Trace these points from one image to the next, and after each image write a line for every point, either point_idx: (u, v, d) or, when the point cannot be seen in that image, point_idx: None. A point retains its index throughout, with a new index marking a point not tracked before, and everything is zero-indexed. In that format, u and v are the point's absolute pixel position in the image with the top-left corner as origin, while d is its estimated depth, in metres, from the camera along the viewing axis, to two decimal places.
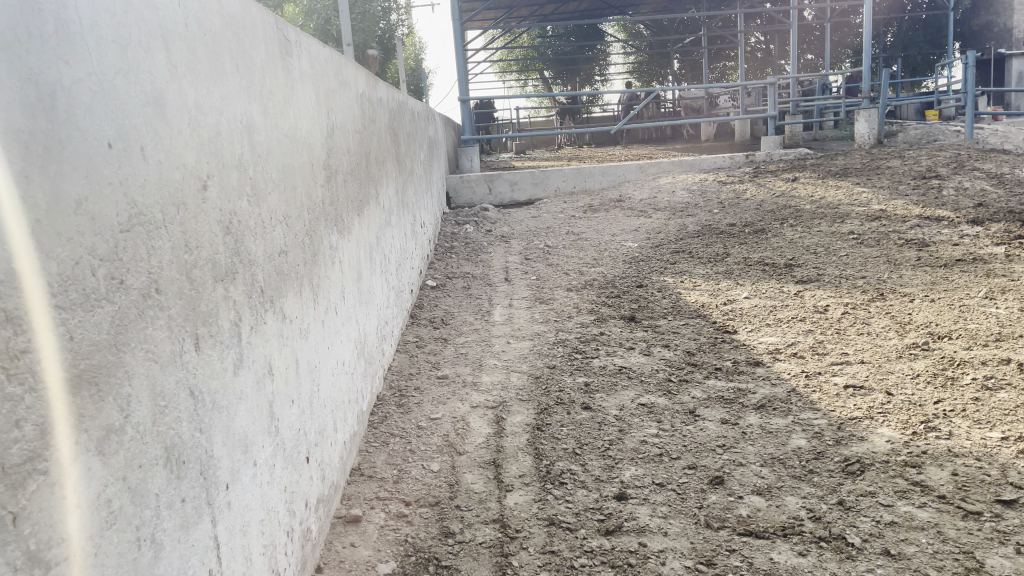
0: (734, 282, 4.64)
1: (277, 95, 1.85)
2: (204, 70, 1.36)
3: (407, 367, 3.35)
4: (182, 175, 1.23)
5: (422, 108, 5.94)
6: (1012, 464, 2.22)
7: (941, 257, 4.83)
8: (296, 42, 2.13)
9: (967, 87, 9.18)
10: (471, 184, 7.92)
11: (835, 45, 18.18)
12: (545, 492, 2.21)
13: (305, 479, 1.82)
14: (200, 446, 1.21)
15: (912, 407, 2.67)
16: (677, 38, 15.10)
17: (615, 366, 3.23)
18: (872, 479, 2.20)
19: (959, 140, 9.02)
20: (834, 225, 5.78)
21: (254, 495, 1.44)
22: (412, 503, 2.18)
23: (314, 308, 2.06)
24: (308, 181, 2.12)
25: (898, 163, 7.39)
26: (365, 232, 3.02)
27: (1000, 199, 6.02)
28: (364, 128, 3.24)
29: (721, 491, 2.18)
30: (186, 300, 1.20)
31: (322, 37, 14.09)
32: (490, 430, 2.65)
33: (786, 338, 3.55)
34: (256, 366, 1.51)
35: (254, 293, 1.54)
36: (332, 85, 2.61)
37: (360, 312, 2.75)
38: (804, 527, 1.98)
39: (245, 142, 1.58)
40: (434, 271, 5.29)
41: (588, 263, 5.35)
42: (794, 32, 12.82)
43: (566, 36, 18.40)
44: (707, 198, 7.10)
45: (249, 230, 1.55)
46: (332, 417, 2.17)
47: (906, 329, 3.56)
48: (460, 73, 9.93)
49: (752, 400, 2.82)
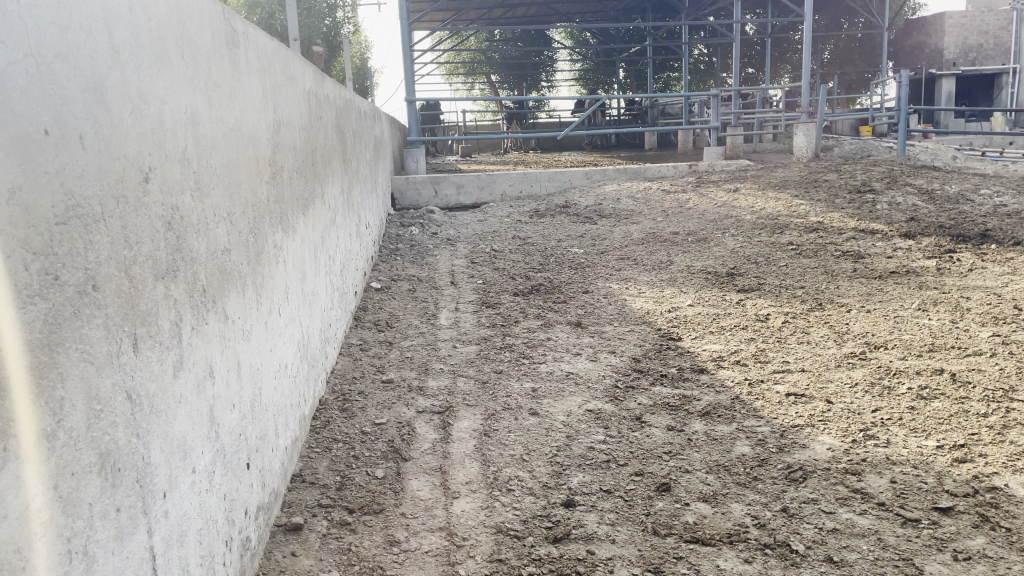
0: (677, 290, 4.69)
1: (223, 87, 1.79)
2: (148, 57, 1.30)
3: (351, 370, 3.28)
4: (123, 166, 1.17)
5: (368, 107, 5.86)
6: (948, 472, 2.28)
7: (876, 269, 4.97)
8: (243, 33, 2.06)
9: (901, 105, 9.50)
10: (416, 185, 7.84)
11: (775, 60, 18.62)
12: (492, 498, 2.18)
13: (245, 485, 1.76)
14: (137, 452, 1.14)
15: (851, 416, 2.73)
16: (623, 47, 15.27)
17: (562, 372, 3.23)
18: (814, 486, 2.23)
19: (892, 156, 9.33)
20: (774, 236, 5.90)
21: (192, 503, 1.38)
22: (355, 510, 2.13)
23: (257, 308, 1.99)
24: (253, 176, 2.06)
25: (835, 177, 7.60)
26: (309, 232, 2.94)
27: (931, 214, 6.23)
28: (311, 125, 3.17)
29: (668, 498, 2.18)
30: (124, 297, 1.14)
31: (266, 31, 13.80)
32: (436, 436, 2.61)
33: (729, 346, 3.60)
34: (197, 369, 1.45)
35: (195, 292, 1.47)
36: (279, 79, 2.54)
37: (303, 314, 2.68)
38: (750, 534, 2.00)
39: (189, 134, 1.51)
40: (379, 272, 5.22)
41: (535, 268, 5.35)
42: (736, 47, 13.10)
43: (513, 41, 18.44)
44: (651, 206, 7.18)
45: (192, 226, 1.48)
46: (273, 422, 2.10)
47: (843, 339, 3.64)
48: (407, 74, 9.84)
49: (697, 407, 2.85)
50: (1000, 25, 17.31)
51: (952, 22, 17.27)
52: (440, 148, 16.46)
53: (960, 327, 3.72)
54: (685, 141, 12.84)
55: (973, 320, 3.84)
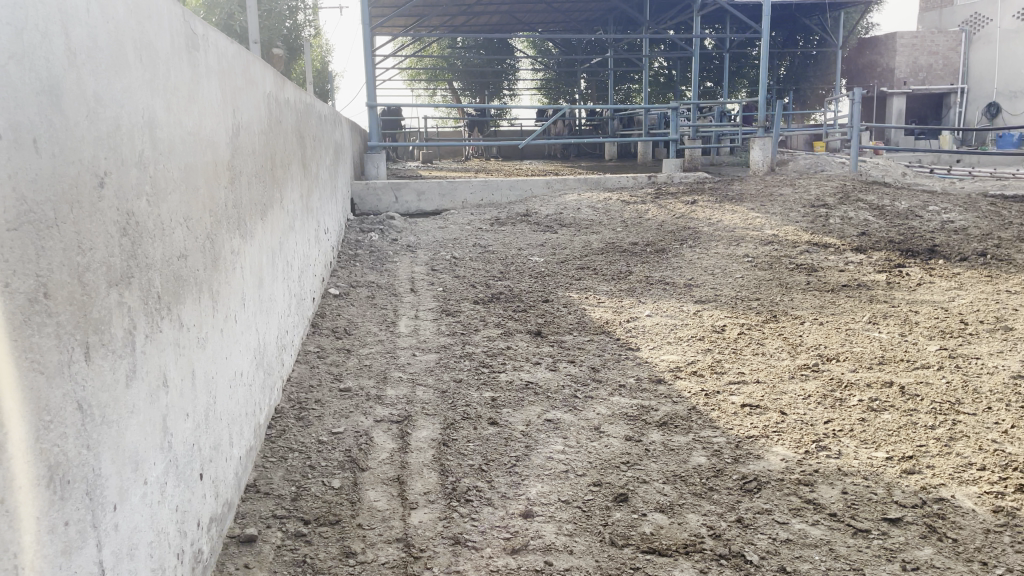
0: (636, 300, 4.73)
1: (181, 90, 1.76)
2: (106, 59, 1.27)
3: (308, 378, 3.24)
4: (78, 169, 1.14)
5: (329, 111, 5.80)
6: (897, 483, 2.34)
7: (829, 282, 5.07)
8: (203, 35, 2.03)
9: (854, 122, 9.72)
10: (377, 191, 7.80)
11: (733, 75, 18.93)
12: (451, 509, 2.17)
13: (198, 497, 1.72)
14: (87, 464, 1.11)
15: (804, 427, 2.78)
16: (585, 58, 15.39)
17: (521, 381, 3.23)
18: (768, 496, 2.26)
19: (845, 172, 9.54)
20: (731, 248, 5.99)
21: (143, 516, 1.35)
22: (311, 522, 2.10)
23: (213, 315, 1.96)
24: (211, 181, 2.02)
25: (790, 191, 7.75)
26: (267, 237, 2.90)
27: (882, 229, 6.39)
28: (270, 129, 3.13)
29: (625, 509, 2.20)
30: (76, 304, 1.11)
31: (225, 32, 13.59)
32: (394, 445, 2.59)
33: (686, 357, 3.64)
34: (150, 378, 1.42)
35: (150, 299, 1.44)
36: (239, 82, 2.50)
37: (260, 320, 2.64)
38: (705, 545, 2.02)
39: (147, 137, 1.48)
40: (338, 278, 5.17)
41: (495, 276, 5.36)
42: (696, 60, 13.29)
43: (475, 48, 18.47)
44: (611, 216, 7.24)
45: (147, 231, 1.45)
46: (228, 431, 2.06)
47: (797, 351, 3.71)
48: (369, 79, 9.78)
49: (654, 417, 2.87)
50: (949, 46, 17.81)
51: (903, 41, 17.54)
52: (401, 154, 16.39)
53: (909, 340, 3.82)
54: (644, 152, 12.97)
55: (921, 333, 3.94)
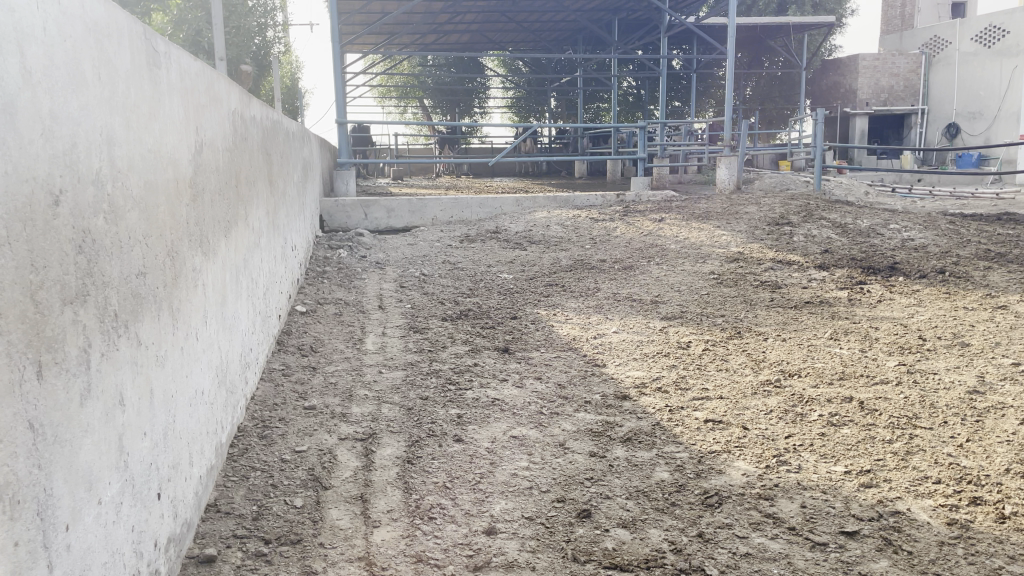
0: (603, 317, 4.76)
1: (142, 107, 1.76)
2: (63, 78, 1.27)
3: (272, 397, 3.22)
4: (31, 188, 1.13)
5: (297, 127, 5.79)
6: (854, 497, 2.38)
7: (792, 299, 5.16)
8: (165, 53, 2.03)
9: (817, 141, 9.90)
10: (346, 208, 7.79)
11: (700, 95, 19.22)
12: (414, 527, 2.17)
13: (155, 517, 1.70)
14: (39, 484, 1.10)
15: (765, 442, 2.82)
16: (556, 77, 15.52)
17: (487, 398, 3.23)
18: (729, 511, 2.29)
19: (809, 190, 9.71)
20: (697, 265, 6.06)
21: (97, 536, 1.33)
22: (272, 541, 2.08)
23: (173, 333, 1.94)
24: (172, 199, 2.01)
25: (755, 209, 7.86)
26: (231, 254, 2.89)
27: (844, 247, 6.51)
28: (235, 146, 3.12)
29: (588, 525, 2.21)
30: (28, 322, 1.10)
31: (191, 48, 13.49)
32: (358, 463, 2.58)
33: (651, 373, 3.67)
34: (106, 396, 1.40)
35: (106, 317, 1.43)
36: (202, 100, 2.50)
37: (223, 337, 2.63)
38: (667, 560, 2.03)
39: (105, 155, 1.48)
40: (305, 295, 5.15)
41: (463, 293, 5.37)
42: (664, 80, 13.47)
43: (446, 66, 18.55)
44: (580, 233, 7.29)
45: (104, 249, 1.44)
46: (187, 450, 2.05)
47: (760, 366, 3.77)
48: (338, 97, 9.78)
49: (619, 433, 2.89)
50: (909, 68, 18.21)
51: (866, 63, 17.92)
52: (371, 171, 16.37)
53: (869, 356, 3.89)
54: (614, 170, 13.09)
55: (881, 349, 4.02)
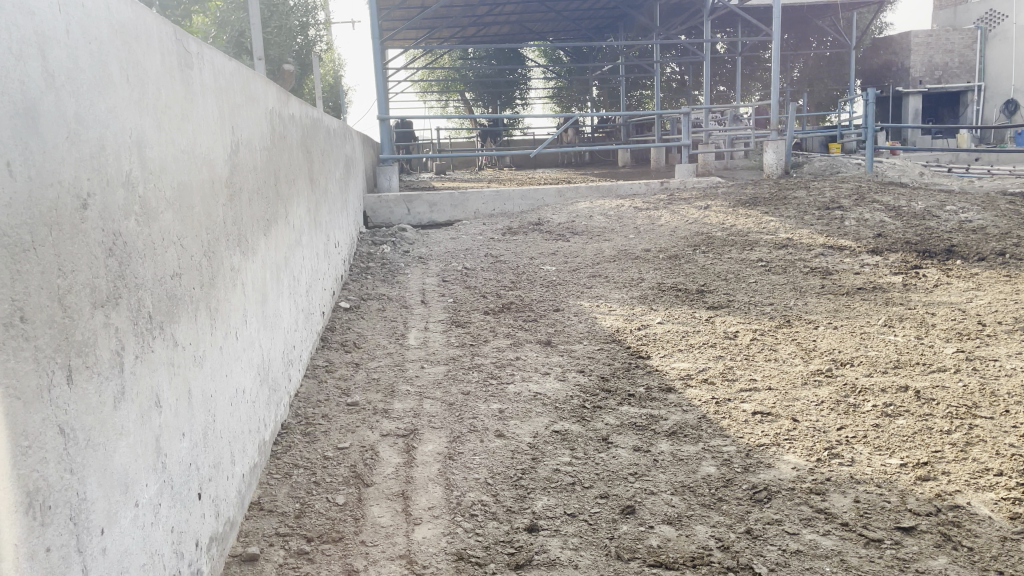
0: (648, 308, 4.69)
1: (174, 109, 1.76)
2: (88, 80, 1.26)
3: (316, 393, 3.24)
4: (57, 192, 1.13)
5: (338, 125, 5.81)
6: (910, 491, 2.29)
7: (844, 285, 5.01)
8: (197, 54, 2.03)
9: (869, 122, 9.61)
10: (389, 204, 7.82)
11: (746, 78, 18.84)
12: (455, 524, 2.15)
13: (196, 516, 1.71)
14: (70, 489, 1.10)
15: (816, 434, 2.73)
16: (597, 65, 15.38)
17: (529, 392, 3.20)
18: (778, 506, 2.22)
19: (860, 173, 9.44)
20: (744, 253, 5.93)
21: (135, 538, 1.33)
22: (313, 539, 2.08)
23: (211, 333, 1.95)
24: (208, 198, 2.02)
25: (804, 194, 7.67)
26: (271, 252, 2.90)
27: (898, 230, 6.31)
28: (273, 145, 3.13)
29: (632, 521, 2.16)
30: (57, 327, 1.10)
31: (235, 49, 13.68)
32: (400, 460, 2.57)
33: (697, 364, 3.60)
34: (141, 399, 1.41)
35: (139, 319, 1.44)
36: (238, 99, 2.51)
37: (264, 337, 2.64)
38: (713, 557, 1.98)
39: (136, 157, 1.48)
40: (349, 291, 5.18)
41: (506, 286, 5.34)
42: (709, 64, 13.22)
43: (487, 59, 18.52)
44: (624, 223, 7.20)
45: (136, 251, 1.45)
46: (229, 449, 2.05)
47: (811, 356, 3.66)
48: (380, 93, 9.81)
49: (663, 426, 2.83)
50: (964, 44, 17.65)
51: (918, 40, 17.40)
52: (414, 166, 16.43)
53: (925, 343, 3.75)
54: (658, 158, 12.92)
55: (938, 336, 3.87)
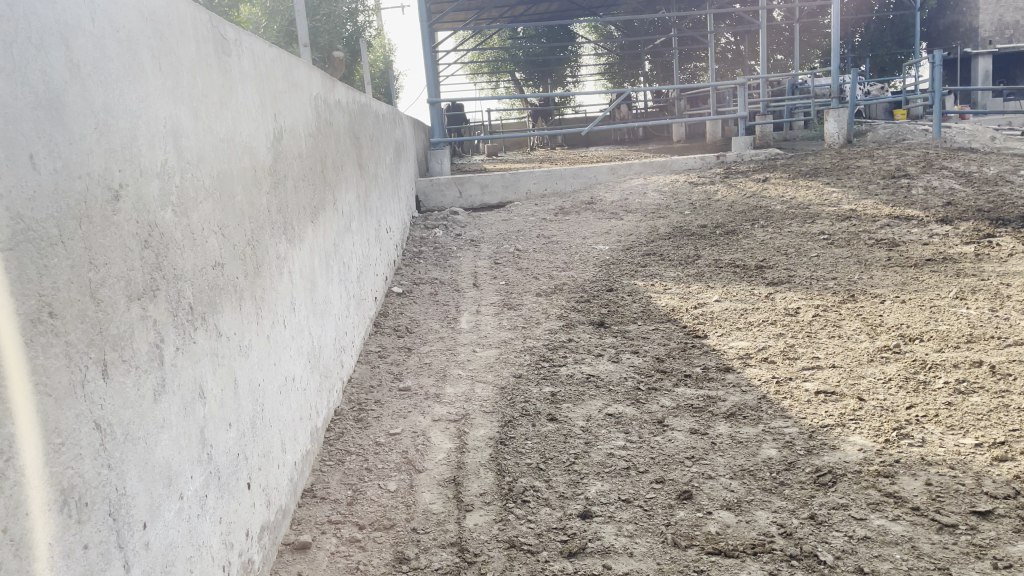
0: (705, 285, 4.57)
1: (212, 96, 1.74)
2: (117, 69, 1.24)
3: (368, 378, 3.24)
4: (85, 185, 1.12)
5: (388, 110, 5.81)
6: (987, 472, 2.16)
7: (911, 257, 4.79)
8: (235, 40, 2.02)
9: (936, 85, 9.18)
10: (441, 187, 7.79)
11: (804, 46, 18.29)
12: (506, 511, 2.11)
13: (245, 506, 1.71)
14: (109, 485, 1.09)
15: (884, 414, 2.61)
16: (648, 38, 15.09)
17: (583, 374, 3.15)
18: (845, 490, 2.12)
19: (927, 139, 9.04)
20: (805, 226, 5.73)
21: (181, 532, 1.33)
22: (365, 526, 2.07)
23: (257, 321, 1.94)
24: (250, 186, 2.01)
25: (867, 163, 7.38)
26: (320, 239, 2.90)
27: (969, 197, 6.02)
28: (319, 131, 3.13)
29: (690, 507, 2.09)
30: (89, 322, 1.08)
31: (285, 39, 13.89)
32: (451, 445, 2.54)
33: (757, 343, 3.48)
34: (183, 392, 1.39)
35: (180, 310, 1.43)
36: (280, 85, 2.50)
37: (314, 324, 2.64)
38: (775, 545, 1.90)
39: (171, 146, 1.47)
40: (402, 276, 5.18)
41: (558, 267, 5.27)
42: (762, 32, 12.70)
43: (537, 37, 18.36)
44: (679, 199, 7.04)
45: (175, 242, 1.43)
46: (279, 437, 2.05)
47: (877, 331, 3.51)
48: (430, 77, 9.77)
49: (721, 408, 2.75)
50: None
51: None
52: (466, 149, 16.40)
53: (1000, 316, 3.56)
54: (713, 131, 12.62)
55: (1013, 307, 3.67)
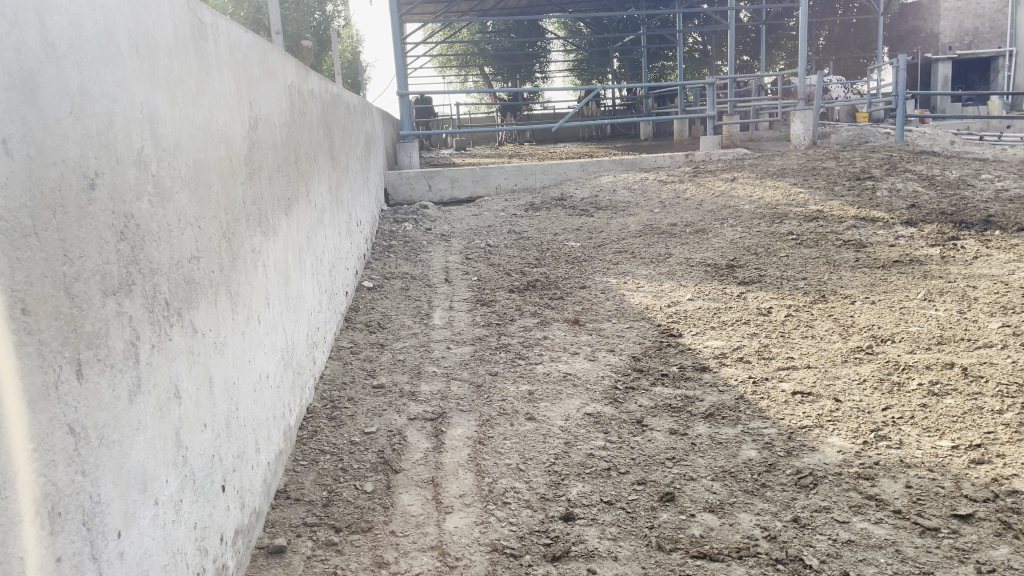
0: (677, 284, 4.57)
1: (188, 82, 1.66)
2: (92, 50, 1.17)
3: (341, 375, 3.17)
4: (60, 172, 1.04)
5: (358, 101, 5.71)
6: (965, 475, 2.17)
7: (879, 258, 4.85)
8: (211, 24, 1.93)
9: (900, 90, 9.32)
10: (410, 180, 7.70)
11: (771, 48, 18.51)
12: (487, 513, 2.07)
13: (220, 509, 1.64)
14: (82, 493, 1.03)
15: (861, 415, 2.62)
16: (618, 35, 15.12)
17: (559, 372, 3.12)
18: (826, 493, 2.12)
19: (891, 142, 9.18)
20: (774, 226, 5.77)
21: (155, 540, 1.26)
22: (342, 529, 2.01)
23: (233, 317, 1.87)
24: (226, 176, 1.93)
25: (834, 164, 7.46)
26: (293, 232, 2.82)
27: (932, 200, 6.12)
28: (293, 121, 3.04)
29: (673, 510, 2.07)
30: (63, 318, 1.02)
31: (252, 26, 13.67)
32: (428, 445, 2.49)
33: (732, 342, 3.48)
34: (158, 392, 1.32)
35: (155, 306, 1.35)
36: (255, 73, 2.41)
37: (287, 319, 2.57)
38: (760, 548, 1.88)
39: (147, 134, 1.39)
40: (372, 270, 5.10)
41: (530, 263, 5.24)
42: (731, 33, 12.65)
43: (506, 32, 18.30)
44: (649, 197, 7.05)
45: (151, 235, 1.36)
46: (253, 437, 1.98)
47: (849, 332, 3.53)
48: (400, 69, 9.66)
49: (700, 408, 2.73)
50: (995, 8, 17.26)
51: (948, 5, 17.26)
52: (434, 142, 16.30)
53: (968, 318, 3.61)
54: (680, 130, 12.69)
55: (980, 310, 3.72)
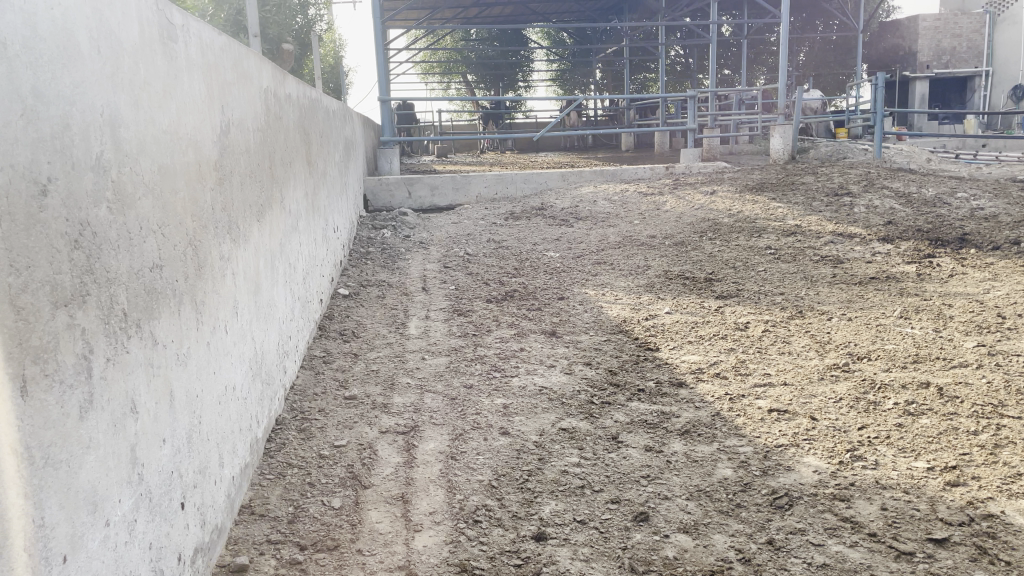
0: (655, 297, 4.55)
1: (154, 84, 1.61)
2: (48, 51, 1.12)
3: (312, 386, 3.11)
4: (8, 178, 0.99)
5: (337, 106, 5.63)
6: (940, 498, 2.15)
7: (856, 275, 4.86)
8: (182, 26, 1.88)
9: (879, 107, 9.41)
10: (389, 186, 7.64)
11: (752, 62, 18.67)
12: (457, 532, 2.02)
13: (178, 528, 1.58)
14: (26, 513, 0.97)
15: (837, 434, 2.60)
16: (600, 47, 15.16)
17: (535, 386, 3.07)
18: (801, 514, 2.09)
19: (868, 159, 9.27)
20: (752, 240, 5.78)
21: (106, 561, 1.20)
22: (307, 547, 1.96)
23: (197, 327, 1.81)
24: (194, 182, 1.88)
25: (812, 180, 7.50)
26: (265, 239, 2.76)
27: (909, 217, 6.16)
28: (268, 126, 2.99)
29: (646, 530, 2.03)
30: (7, 333, 0.97)
31: (232, 28, 13.58)
32: (399, 460, 2.43)
33: (708, 357, 3.46)
34: (113, 407, 1.27)
35: (111, 317, 1.29)
36: (228, 77, 2.36)
37: (257, 328, 2.50)
38: (734, 572, 1.85)
39: (108, 139, 1.34)
40: (348, 278, 5.04)
41: (509, 273, 5.20)
42: (713, 47, 12.73)
43: (488, 40, 18.31)
44: (628, 209, 7.04)
45: (109, 242, 1.31)
46: (217, 451, 1.92)
47: (826, 349, 3.52)
48: (381, 75, 9.62)
49: (676, 425, 2.70)
50: (973, 28, 17.53)
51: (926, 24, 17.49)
52: (415, 149, 16.24)
53: (944, 336, 3.61)
54: (661, 142, 12.72)
55: (956, 328, 3.74)
